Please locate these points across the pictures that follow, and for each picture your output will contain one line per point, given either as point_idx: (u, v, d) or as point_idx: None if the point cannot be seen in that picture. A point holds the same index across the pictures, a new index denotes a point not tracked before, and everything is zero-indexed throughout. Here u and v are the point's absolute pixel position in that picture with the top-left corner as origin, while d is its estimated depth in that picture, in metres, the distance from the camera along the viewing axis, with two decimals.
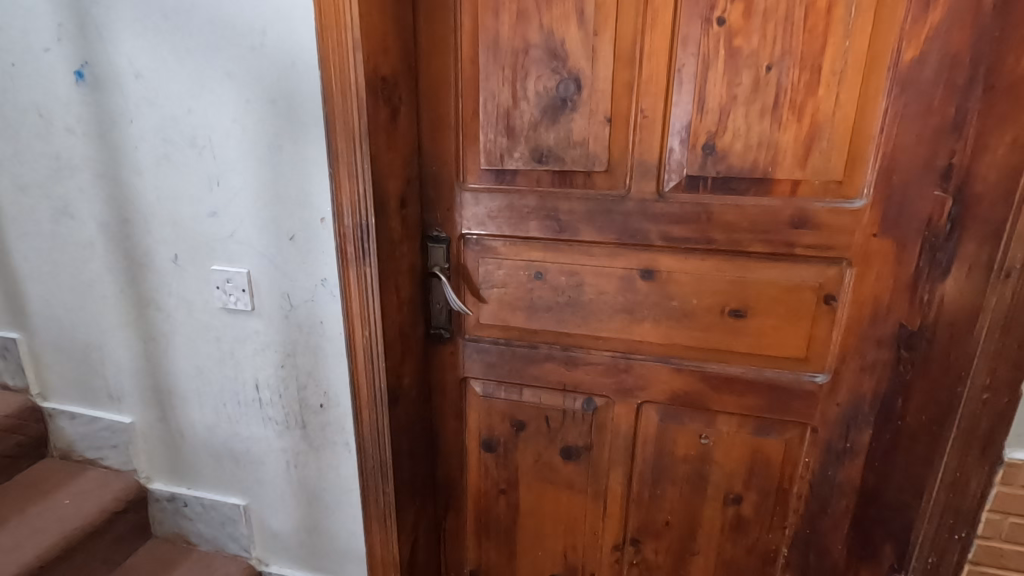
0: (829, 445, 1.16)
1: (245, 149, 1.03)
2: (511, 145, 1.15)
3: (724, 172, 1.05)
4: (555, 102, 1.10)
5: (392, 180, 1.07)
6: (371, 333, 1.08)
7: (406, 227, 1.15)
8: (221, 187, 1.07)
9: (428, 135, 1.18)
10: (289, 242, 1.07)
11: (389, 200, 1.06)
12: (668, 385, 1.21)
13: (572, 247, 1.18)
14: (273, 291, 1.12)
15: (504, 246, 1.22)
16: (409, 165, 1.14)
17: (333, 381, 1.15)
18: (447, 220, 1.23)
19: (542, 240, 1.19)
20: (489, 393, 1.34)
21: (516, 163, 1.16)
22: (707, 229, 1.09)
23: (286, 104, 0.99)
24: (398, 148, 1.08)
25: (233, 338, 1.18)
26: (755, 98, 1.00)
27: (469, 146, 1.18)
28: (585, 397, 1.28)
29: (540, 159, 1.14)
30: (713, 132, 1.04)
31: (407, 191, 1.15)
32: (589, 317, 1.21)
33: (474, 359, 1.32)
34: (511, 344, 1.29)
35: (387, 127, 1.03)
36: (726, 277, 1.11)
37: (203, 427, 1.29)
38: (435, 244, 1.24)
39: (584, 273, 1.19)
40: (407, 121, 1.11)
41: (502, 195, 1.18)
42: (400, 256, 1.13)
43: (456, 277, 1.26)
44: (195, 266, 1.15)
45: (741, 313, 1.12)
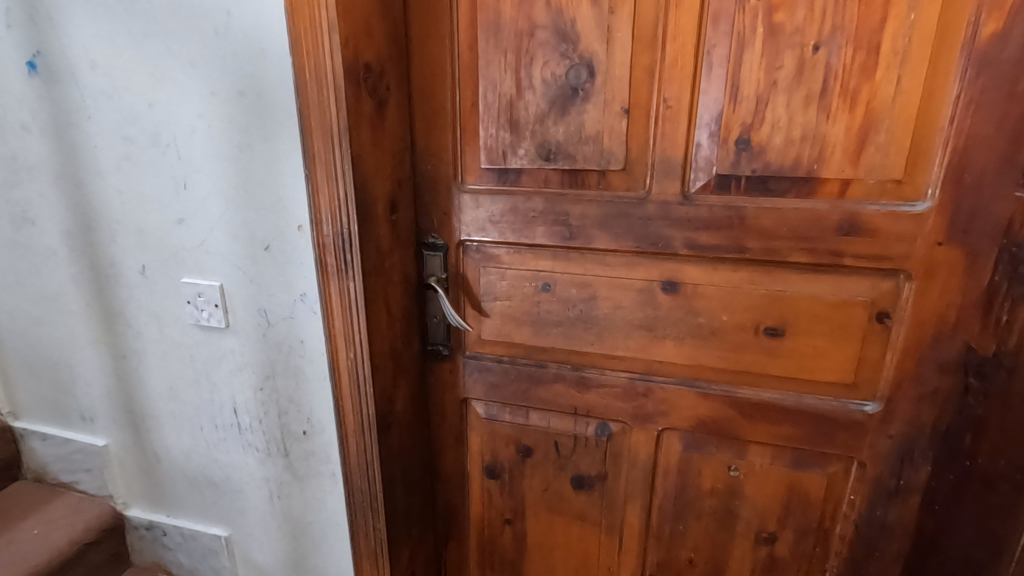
0: (879, 482, 1.01)
1: (213, 147, 0.91)
2: (516, 142, 1.01)
3: (762, 170, 0.91)
4: (564, 91, 0.96)
5: (378, 182, 0.94)
6: (357, 355, 0.96)
7: (397, 233, 1.03)
8: (188, 190, 0.96)
9: (421, 130, 1.05)
10: (264, 252, 0.95)
11: (374, 205, 0.94)
12: (692, 411, 1.07)
13: (585, 256, 1.04)
14: (249, 306, 1.00)
15: (508, 254, 1.09)
16: (400, 165, 1.01)
17: (316, 406, 1.03)
18: (444, 225, 1.10)
19: (550, 248, 1.06)
20: (492, 415, 1.21)
21: (521, 162, 1.02)
22: (740, 235, 0.95)
23: (255, 95, 0.86)
24: (385, 146, 0.95)
25: (207, 357, 1.07)
26: (800, 84, 0.85)
27: (468, 142, 1.05)
28: (598, 422, 1.15)
29: (547, 157, 1.01)
30: (748, 124, 0.89)
31: (398, 193, 1.02)
32: (603, 335, 1.08)
33: (476, 378, 1.19)
34: (517, 362, 1.16)
35: (372, 123, 0.90)
36: (760, 290, 0.97)
37: (180, 453, 1.18)
38: (431, 252, 1.11)
39: (598, 285, 1.05)
40: (396, 116, 0.98)
41: (505, 197, 1.05)
42: (390, 268, 1.01)
43: (456, 288, 1.14)
44: (165, 278, 1.03)
45: (778, 331, 0.98)
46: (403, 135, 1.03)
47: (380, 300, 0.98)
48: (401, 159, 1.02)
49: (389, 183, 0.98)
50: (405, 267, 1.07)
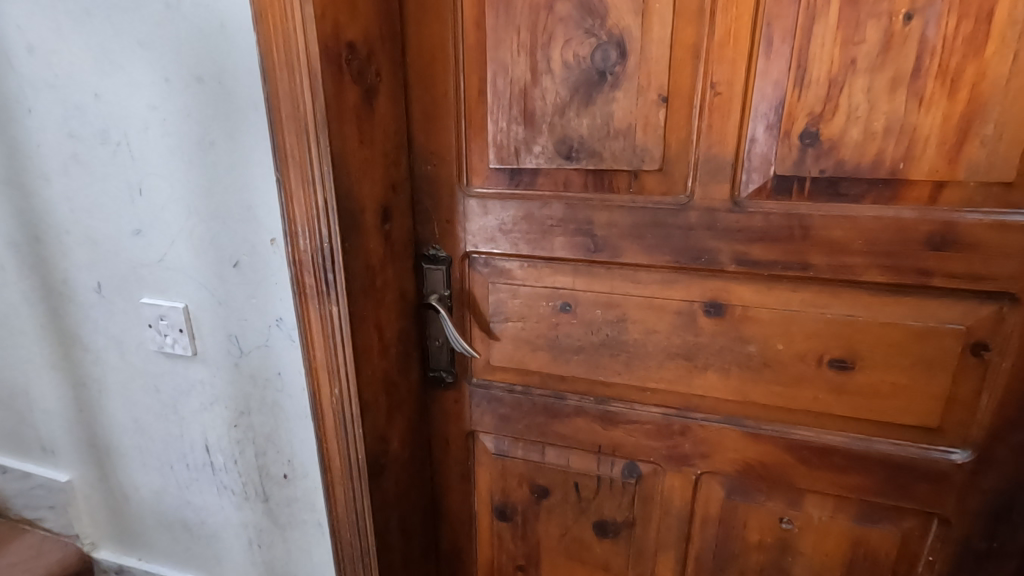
0: (965, 543, 0.84)
1: (169, 145, 0.77)
2: (531, 137, 0.86)
3: (833, 170, 0.74)
4: (589, 76, 0.80)
5: (366, 187, 0.79)
6: (343, 391, 0.81)
7: (391, 246, 0.88)
8: (144, 196, 0.81)
9: (419, 123, 0.90)
10: (233, 270, 0.80)
11: (362, 213, 0.79)
12: (738, 454, 0.91)
13: (613, 271, 0.89)
14: (218, 332, 0.85)
15: (521, 269, 0.93)
16: (395, 166, 0.86)
17: (297, 448, 0.89)
18: (447, 235, 0.95)
19: (571, 262, 0.90)
20: (503, 451, 1.06)
21: (536, 160, 0.87)
22: (802, 250, 0.78)
23: (215, 82, 0.71)
24: (375, 143, 0.80)
25: (174, 388, 0.93)
26: (886, 63, 0.68)
27: (474, 138, 0.89)
28: (625, 462, 0.99)
29: (568, 155, 0.85)
30: (816, 114, 0.73)
31: (392, 198, 0.87)
32: (633, 363, 0.92)
33: (484, 409, 1.04)
34: (531, 393, 1.01)
35: (357, 115, 0.75)
36: (826, 315, 0.80)
37: (149, 492, 1.04)
38: (432, 265, 0.96)
39: (627, 305, 0.89)
40: (388, 107, 0.83)
41: (518, 203, 0.89)
42: (382, 286, 0.86)
43: (461, 307, 0.99)
44: (123, 298, 0.89)
45: (846, 364, 0.82)
46: (399, 130, 0.87)
47: (369, 324, 0.83)
48: (395, 158, 0.86)
49: (380, 187, 0.83)
50: (402, 285, 0.92)
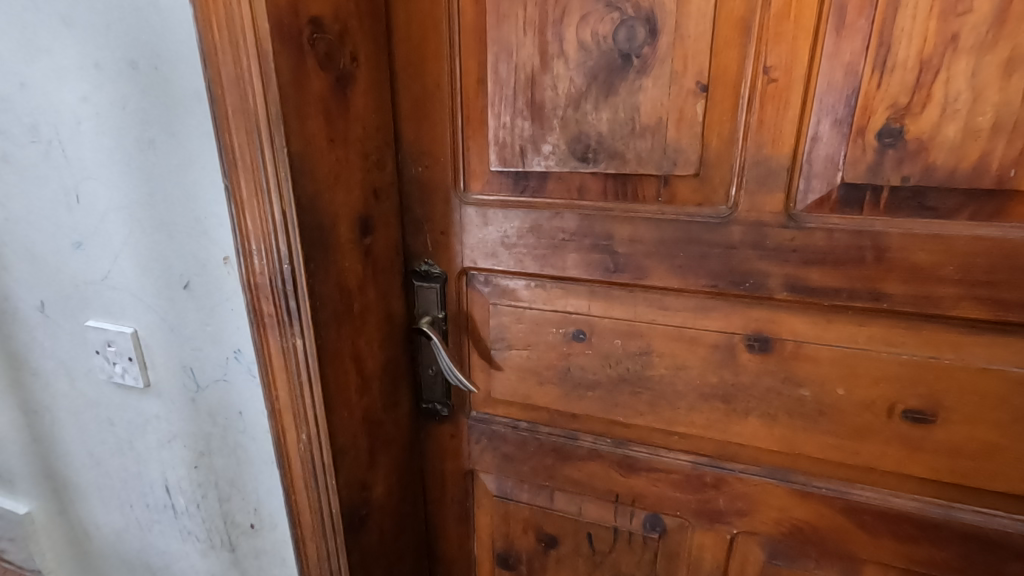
0: None
1: (104, 144, 0.64)
2: (539, 135, 0.71)
3: (919, 178, 0.59)
4: (610, 61, 0.65)
5: (340, 196, 0.66)
6: (310, 437, 0.68)
7: (374, 262, 0.74)
8: (82, 204, 0.69)
9: (408, 117, 0.76)
10: (183, 292, 0.68)
11: (335, 227, 0.65)
12: (784, 514, 0.76)
13: (636, 295, 0.74)
14: (171, 362, 0.73)
15: (527, 289, 0.80)
16: (378, 168, 0.73)
17: (263, 496, 0.76)
18: (441, 249, 0.81)
19: (586, 283, 0.76)
20: (506, 493, 0.93)
21: (545, 163, 0.72)
22: (874, 276, 0.63)
23: (151, 68, 0.58)
24: (350, 142, 0.66)
25: (129, 422, 0.81)
26: (1000, 39, 0.52)
27: (473, 135, 0.75)
28: (647, 515, 0.85)
29: (584, 156, 0.70)
30: (900, 106, 0.57)
31: (374, 207, 0.73)
32: (659, 403, 0.78)
33: (484, 447, 0.91)
34: (537, 431, 0.87)
35: (325, 108, 0.61)
36: (901, 356, 0.65)
37: (111, 531, 0.93)
38: (424, 284, 0.83)
39: (653, 335, 0.75)
40: (368, 98, 0.69)
41: (523, 213, 0.75)
42: (362, 310, 0.73)
43: (458, 331, 0.85)
44: (68, 319, 0.77)
45: (923, 416, 0.66)
46: (384, 126, 0.74)
47: (344, 357, 0.70)
48: (378, 159, 0.73)
49: (358, 195, 0.69)
50: (387, 307, 0.79)
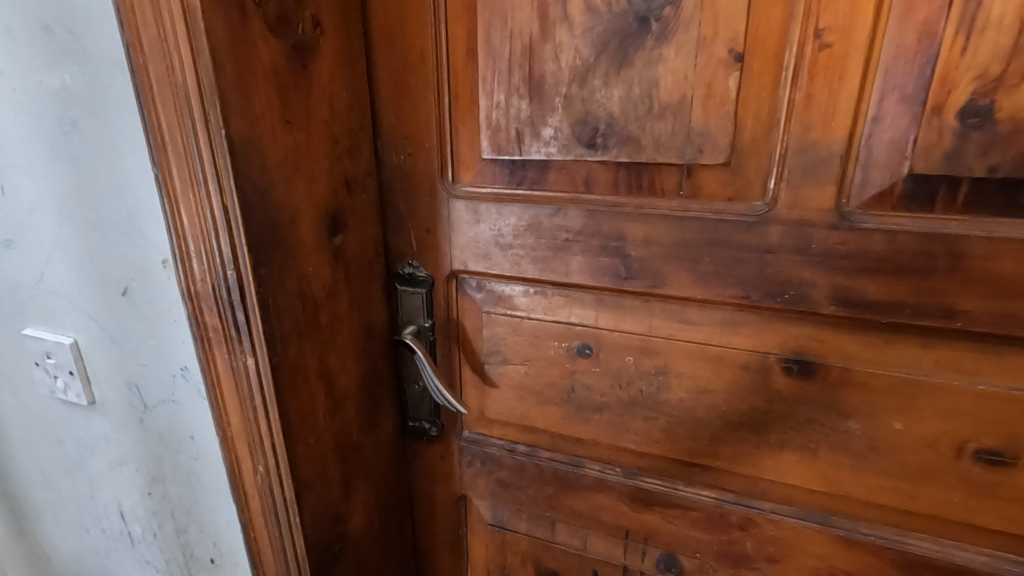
0: None
1: (23, 127, 0.54)
2: (538, 116, 0.60)
3: (1010, 168, 0.47)
4: (623, 25, 0.54)
5: (300, 188, 0.55)
6: (269, 469, 0.59)
7: (347, 265, 0.64)
8: (8, 197, 0.59)
9: (387, 97, 0.65)
10: (122, 299, 0.58)
11: (295, 225, 0.55)
12: (822, 563, 0.65)
13: (652, 306, 0.63)
14: (115, 378, 0.64)
15: (525, 297, 0.69)
16: (350, 156, 0.62)
17: (222, 530, 0.67)
18: (427, 249, 0.71)
19: (593, 290, 0.65)
20: (502, 523, 0.83)
21: (546, 149, 0.61)
22: (945, 290, 0.51)
23: (67, 32, 0.48)
24: (313, 124, 0.56)
25: (77, 441, 0.72)
26: None
27: (462, 117, 0.64)
28: (661, 554, 0.74)
29: (591, 141, 0.59)
30: (991, 77, 0.45)
31: (346, 201, 0.63)
32: (678, 430, 0.67)
33: (477, 472, 0.81)
34: (537, 456, 0.77)
35: (278, 82, 0.51)
36: (977, 386, 0.54)
37: (69, 555, 0.85)
38: (409, 288, 0.73)
39: (671, 353, 0.64)
40: (335, 72, 0.59)
41: (520, 209, 0.65)
42: (331, 321, 0.63)
43: (447, 342, 0.75)
44: (5, 327, 0.68)
45: (1000, 458, 0.55)
46: (358, 106, 0.63)
47: (309, 376, 0.60)
48: (350, 145, 0.62)
49: (325, 187, 0.59)
50: (365, 315, 0.69)
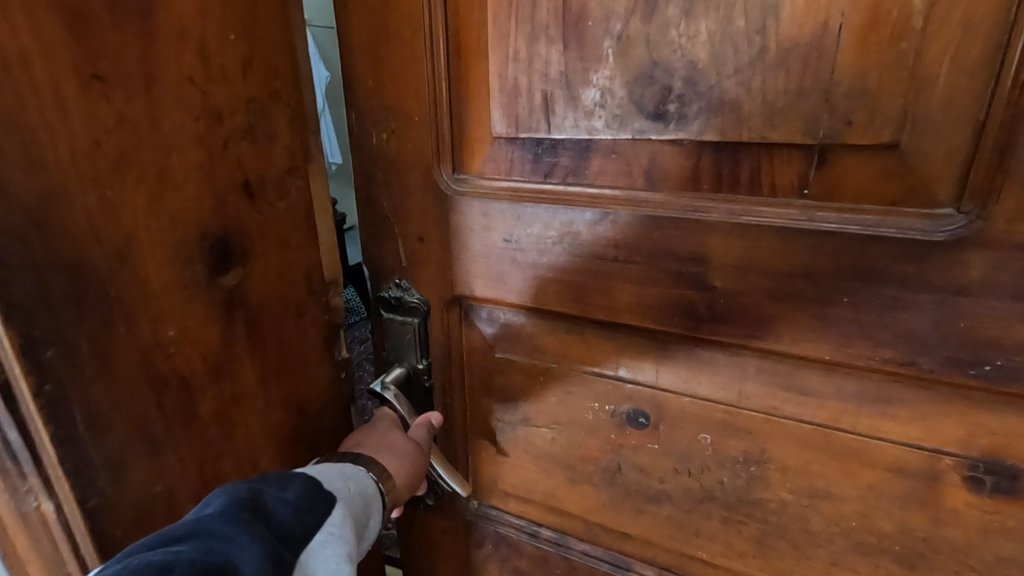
0: None
1: None
2: (576, 71, 0.39)
3: None
4: None
5: (137, 199, 0.35)
6: None
7: (252, 318, 0.44)
8: None
9: (363, 48, 0.46)
10: None
11: (130, 265, 0.35)
12: None
13: (744, 364, 0.42)
14: None
15: (554, 336, 0.49)
16: (255, 141, 0.42)
17: None
18: (421, 265, 0.51)
19: (653, 335, 0.44)
20: None
21: (588, 123, 0.40)
22: None
23: None
24: (162, 86, 0.35)
25: None
26: None
27: (465, 77, 0.44)
28: None
29: (659, 108, 0.38)
30: None
31: (244, 217, 0.42)
32: (774, 545, 0.45)
33: (488, 554, 0.61)
34: (568, 546, 0.56)
35: (76, 14, 0.30)
36: None
37: None
38: (398, 317, 0.54)
39: (771, 436, 0.42)
40: (213, 1, 0.37)
41: (548, 213, 0.44)
42: (222, 411, 0.43)
43: (450, 390, 0.56)
44: None
45: None
46: (273, 60, 0.42)
47: (179, 505, 0.41)
48: (254, 124, 0.41)
49: (200, 193, 0.38)
50: (289, 386, 0.49)
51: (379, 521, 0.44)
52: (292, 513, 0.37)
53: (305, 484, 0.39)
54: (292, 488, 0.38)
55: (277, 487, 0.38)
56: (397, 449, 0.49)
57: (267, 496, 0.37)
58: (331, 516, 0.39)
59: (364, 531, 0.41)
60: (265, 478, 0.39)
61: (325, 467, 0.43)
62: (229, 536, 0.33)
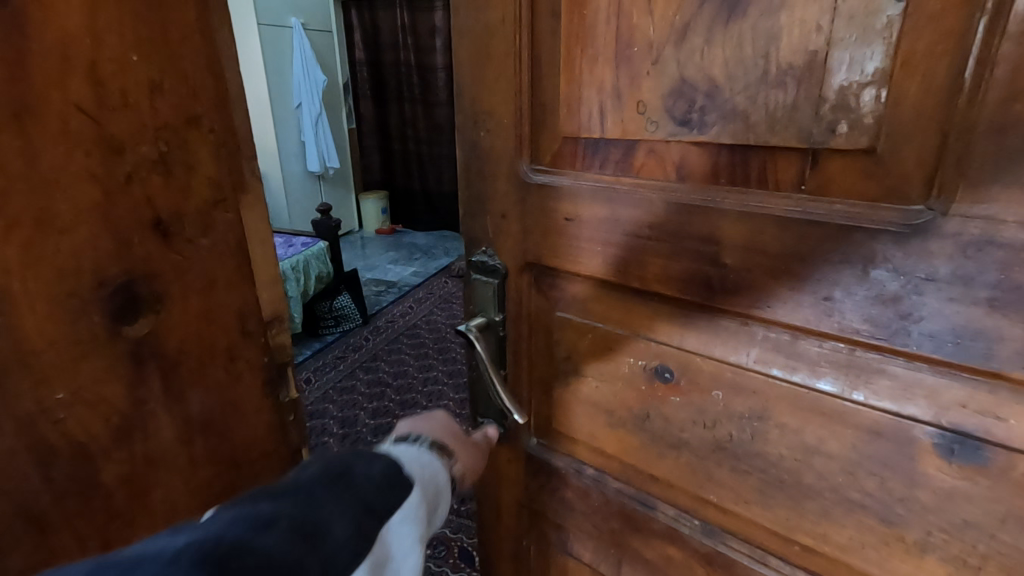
0: None
1: None
2: (625, 87, 0.50)
3: None
4: None
5: (11, 249, 0.35)
6: None
7: (169, 369, 0.45)
8: None
9: (470, 66, 0.60)
10: None
11: (2, 323, 0.36)
12: None
13: (751, 332, 0.49)
14: None
15: (602, 300, 0.59)
16: (169, 172, 0.43)
17: None
18: (502, 236, 0.64)
19: (679, 303, 0.53)
20: (566, 546, 0.75)
21: (632, 128, 0.51)
22: None
23: None
24: (44, 121, 0.35)
25: None
26: None
27: (543, 89, 0.56)
28: None
29: (687, 116, 0.47)
30: None
31: (144, 266, 0.42)
32: (774, 496, 0.52)
33: (543, 484, 0.74)
34: (605, 483, 0.66)
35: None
36: None
37: None
38: (481, 277, 0.67)
39: (772, 396, 0.50)
40: (108, 32, 0.38)
41: (599, 197, 0.54)
42: (127, 473, 0.44)
43: (520, 340, 0.68)
44: None
45: None
46: (178, 111, 0.43)
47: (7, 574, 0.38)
48: (167, 152, 0.43)
49: (95, 235, 0.39)
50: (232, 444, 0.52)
51: (446, 512, 0.46)
52: (375, 489, 0.40)
53: (389, 464, 0.42)
54: (378, 465, 0.42)
55: (365, 462, 0.42)
56: (463, 443, 0.55)
57: (354, 471, 0.40)
58: (411, 496, 0.41)
59: (433, 514, 0.44)
60: (359, 455, 0.43)
61: (410, 450, 0.47)
62: (330, 504, 0.37)
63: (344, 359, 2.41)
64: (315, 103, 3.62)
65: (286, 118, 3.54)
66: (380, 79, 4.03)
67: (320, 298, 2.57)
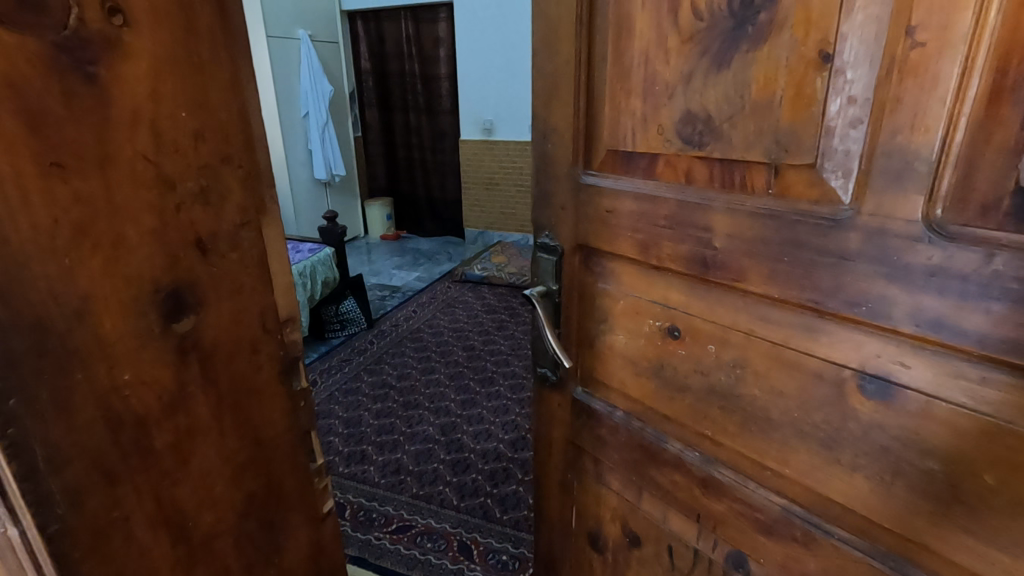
0: None
1: None
2: (650, 115, 0.68)
3: None
4: (723, 31, 0.58)
5: (92, 266, 0.36)
6: None
7: (207, 359, 0.44)
8: None
9: (542, 96, 0.80)
10: None
11: (89, 322, 0.36)
12: None
13: (734, 300, 0.65)
14: None
15: (631, 273, 0.77)
16: (208, 202, 0.42)
17: None
18: (560, 223, 0.84)
19: (684, 277, 0.70)
20: (600, 477, 0.93)
21: (654, 144, 0.69)
22: None
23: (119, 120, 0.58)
24: (118, 167, 0.36)
25: None
26: None
27: (594, 114, 0.76)
28: (729, 549, 0.75)
29: (691, 137, 0.65)
30: None
31: (196, 270, 0.42)
32: (750, 430, 0.68)
33: (584, 423, 0.93)
34: (631, 422, 0.84)
35: (28, 109, 0.31)
36: None
37: None
38: (544, 254, 0.88)
39: (748, 348, 0.65)
40: (168, 84, 0.38)
41: (629, 194, 0.73)
42: (177, 441, 0.43)
43: (570, 304, 0.88)
44: None
45: None
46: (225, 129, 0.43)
47: (137, 528, 0.41)
48: (207, 176, 0.42)
49: (152, 253, 0.39)
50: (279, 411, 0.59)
51: None
52: None
53: None
54: None
55: None
56: None
57: None
58: None
59: None
60: None
61: None
62: None
63: (351, 363, 2.77)
64: (320, 112, 4.13)
65: (296, 126, 4.09)
66: (388, 91, 4.57)
67: (328, 302, 2.96)
